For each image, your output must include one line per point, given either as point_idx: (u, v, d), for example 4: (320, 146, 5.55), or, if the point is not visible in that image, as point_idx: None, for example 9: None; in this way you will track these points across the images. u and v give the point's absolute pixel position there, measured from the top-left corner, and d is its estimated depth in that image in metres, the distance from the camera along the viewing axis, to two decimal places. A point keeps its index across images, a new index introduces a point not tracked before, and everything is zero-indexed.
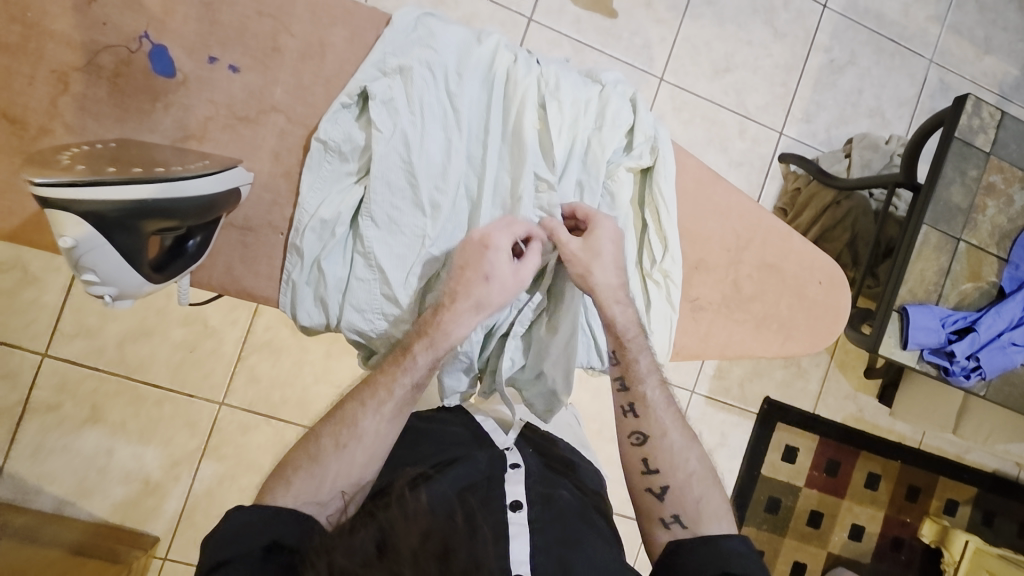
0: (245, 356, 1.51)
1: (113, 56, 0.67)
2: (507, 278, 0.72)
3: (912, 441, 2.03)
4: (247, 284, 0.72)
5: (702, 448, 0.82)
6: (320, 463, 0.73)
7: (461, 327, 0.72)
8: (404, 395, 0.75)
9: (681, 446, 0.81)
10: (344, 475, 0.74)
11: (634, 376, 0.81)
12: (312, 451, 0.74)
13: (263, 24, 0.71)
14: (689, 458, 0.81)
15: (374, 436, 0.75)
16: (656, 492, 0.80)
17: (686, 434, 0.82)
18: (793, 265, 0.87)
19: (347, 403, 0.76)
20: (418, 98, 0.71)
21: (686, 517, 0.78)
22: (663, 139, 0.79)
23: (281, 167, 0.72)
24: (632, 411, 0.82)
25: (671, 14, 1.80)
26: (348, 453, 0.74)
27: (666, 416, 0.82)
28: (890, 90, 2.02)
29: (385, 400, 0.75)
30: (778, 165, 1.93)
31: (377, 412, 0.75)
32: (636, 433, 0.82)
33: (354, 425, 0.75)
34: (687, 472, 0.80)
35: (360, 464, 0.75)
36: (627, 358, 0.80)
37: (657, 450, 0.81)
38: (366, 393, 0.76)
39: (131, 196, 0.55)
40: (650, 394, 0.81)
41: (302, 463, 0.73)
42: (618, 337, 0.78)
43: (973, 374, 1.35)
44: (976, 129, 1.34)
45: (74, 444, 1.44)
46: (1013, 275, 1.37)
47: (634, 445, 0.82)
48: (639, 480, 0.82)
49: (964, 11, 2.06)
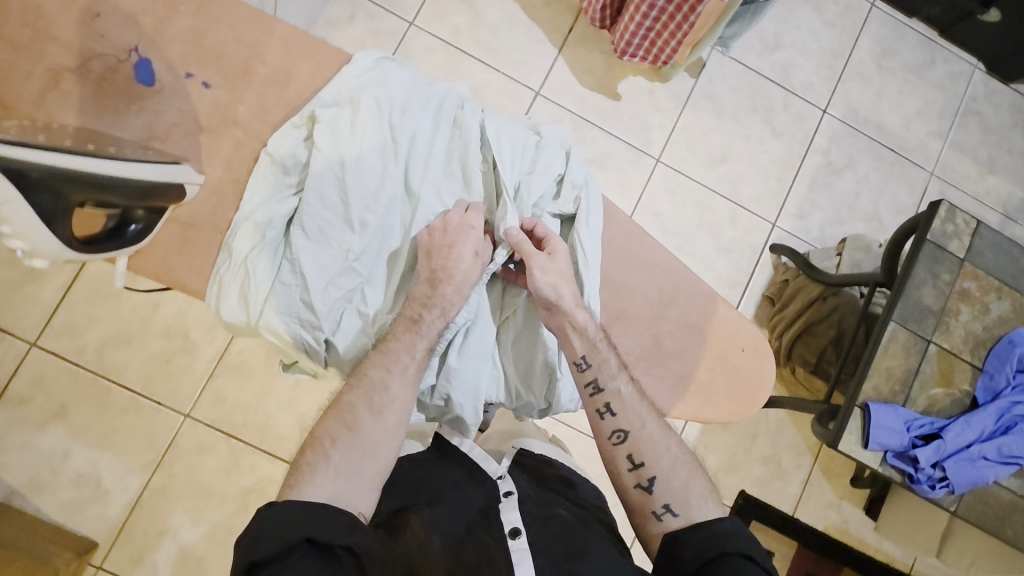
0: (217, 374, 1.56)
1: (103, 63, 0.77)
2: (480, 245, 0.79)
3: (902, 565, 1.86)
4: (180, 275, 0.78)
5: (680, 435, 0.81)
6: (358, 432, 0.74)
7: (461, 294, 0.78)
8: (424, 358, 0.77)
9: (661, 433, 0.80)
10: (385, 440, 0.74)
11: (607, 376, 0.80)
12: (348, 421, 0.74)
13: (239, 50, 0.80)
14: (670, 445, 0.79)
15: (407, 400, 0.76)
16: (644, 485, 0.78)
17: (662, 424, 0.81)
18: (717, 328, 0.88)
19: (367, 370, 0.77)
20: (361, 126, 0.77)
21: (678, 504, 0.76)
22: (592, 191, 0.84)
23: (231, 174, 0.79)
24: (609, 411, 0.80)
25: (671, 104, 1.92)
26: (385, 418, 0.75)
27: (642, 410, 0.81)
28: (888, 198, 2.05)
29: (409, 365, 0.77)
30: (769, 256, 1.96)
31: (403, 374, 0.76)
32: (615, 432, 0.80)
33: (386, 391, 0.76)
34: (672, 458, 0.79)
35: (395, 426, 0.75)
36: (599, 358, 0.80)
37: (638, 442, 0.79)
38: (385, 357, 0.77)
39: (62, 164, 0.58)
40: (621, 390, 0.80)
41: (341, 434, 0.73)
42: (591, 339, 0.79)
43: (940, 486, 1.27)
44: (950, 234, 1.35)
45: (35, 440, 1.49)
46: (987, 386, 1.32)
47: (614, 444, 0.80)
48: (626, 478, 0.79)
49: (967, 131, 2.12)
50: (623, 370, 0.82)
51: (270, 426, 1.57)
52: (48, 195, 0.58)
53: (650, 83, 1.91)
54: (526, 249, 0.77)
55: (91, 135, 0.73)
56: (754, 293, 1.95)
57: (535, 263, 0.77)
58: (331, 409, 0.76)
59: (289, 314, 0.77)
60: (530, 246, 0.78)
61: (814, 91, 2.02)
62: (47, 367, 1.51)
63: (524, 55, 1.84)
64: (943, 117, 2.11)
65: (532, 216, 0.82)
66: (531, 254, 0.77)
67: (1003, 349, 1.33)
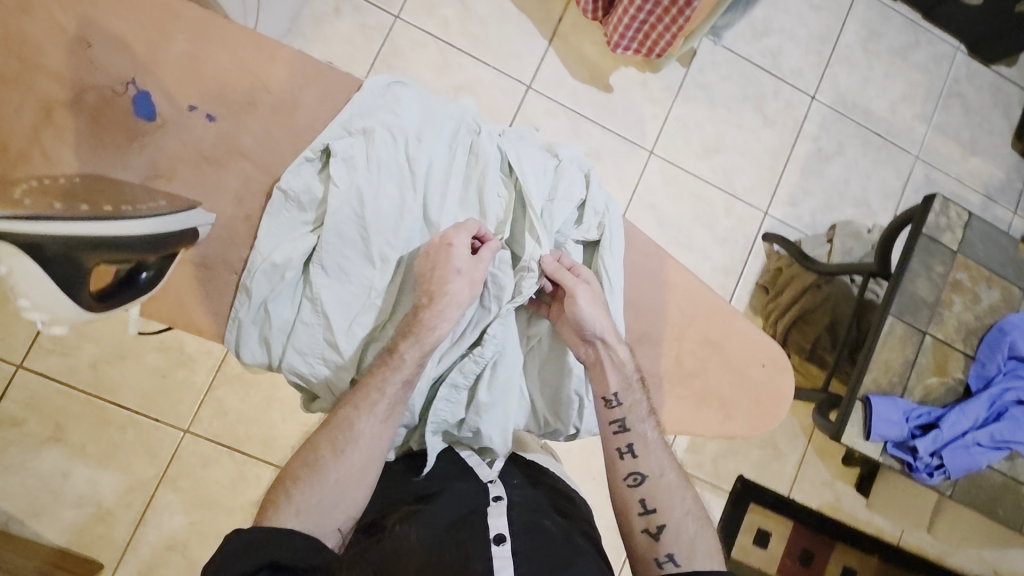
0: (215, 388, 1.54)
1: (98, 95, 0.71)
2: (468, 268, 0.75)
3: (890, 537, 1.94)
4: (195, 317, 0.75)
5: (697, 491, 0.82)
6: (319, 470, 0.75)
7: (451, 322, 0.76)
8: (395, 394, 0.76)
9: (678, 484, 0.81)
10: (346, 478, 0.76)
11: (635, 417, 0.82)
12: (310, 460, 0.76)
13: (242, 78, 0.75)
14: (686, 497, 0.81)
15: (371, 438, 0.77)
16: (652, 531, 0.79)
17: (680, 475, 0.82)
18: (735, 344, 0.89)
19: (341, 409, 0.77)
20: (377, 158, 0.75)
21: (682, 558, 0.76)
22: (614, 214, 0.84)
23: (243, 212, 0.75)
24: (629, 452, 0.82)
25: (665, 94, 1.90)
26: (347, 458, 0.76)
27: (662, 456, 0.82)
28: (876, 183, 2.08)
29: (378, 401, 0.76)
30: (763, 244, 1.97)
31: (370, 413, 0.76)
32: (632, 474, 0.81)
33: (351, 429, 0.77)
34: (683, 512, 0.80)
35: (359, 467, 0.77)
36: (631, 399, 0.81)
37: (654, 489, 0.80)
38: (360, 397, 0.76)
39: (81, 231, 0.55)
40: (648, 434, 0.82)
41: (302, 473, 0.75)
42: (626, 377, 0.81)
43: (937, 472, 1.33)
44: (943, 227, 1.35)
45: (32, 462, 1.45)
46: (978, 374, 1.36)
47: (630, 485, 0.81)
48: (634, 520, 0.80)
49: (949, 113, 2.14)
50: (650, 414, 0.83)
51: (273, 438, 1.55)
52: (66, 265, 0.54)
53: (642, 73, 1.88)
54: (568, 281, 0.78)
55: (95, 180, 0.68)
56: (748, 281, 1.96)
57: (581, 296, 0.78)
58: (300, 449, 0.78)
59: (315, 354, 0.76)
60: (569, 276, 0.79)
61: (803, 78, 2.01)
62: (40, 390, 1.46)
63: (515, 47, 1.80)
64: (928, 100, 2.13)
65: (556, 243, 0.82)
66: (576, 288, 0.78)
67: (993, 338, 1.36)
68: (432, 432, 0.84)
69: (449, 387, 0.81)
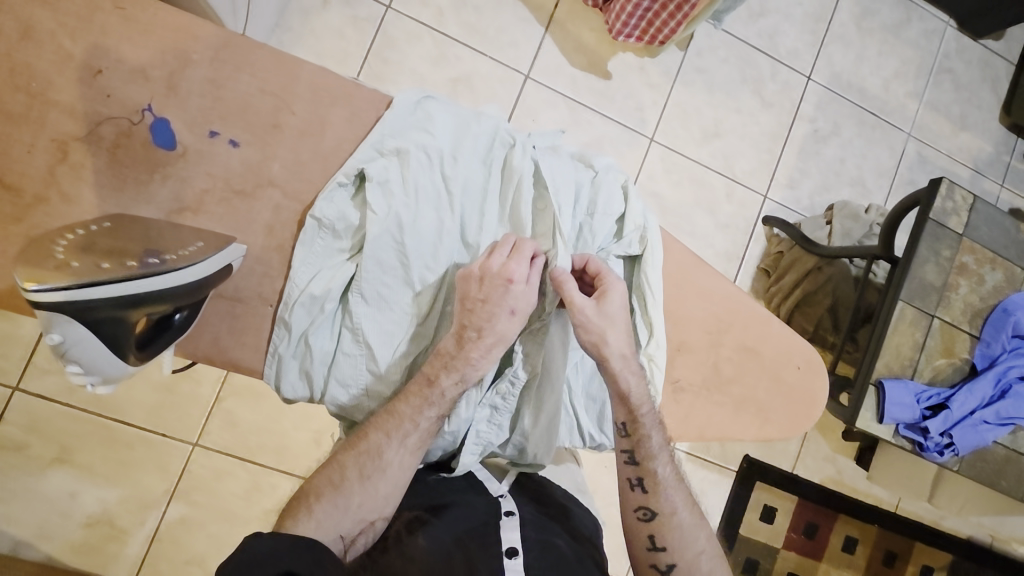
0: (224, 398, 1.36)
1: (114, 127, 0.73)
2: (523, 299, 0.76)
3: (889, 505, 1.83)
4: (233, 355, 0.77)
5: (709, 528, 0.85)
6: (345, 493, 0.74)
7: (490, 362, 0.77)
8: (429, 426, 0.78)
9: (691, 523, 0.83)
10: (372, 506, 0.75)
11: (645, 452, 0.84)
12: (335, 480, 0.75)
13: (265, 101, 0.78)
14: (698, 537, 0.83)
15: (399, 469, 0.77)
16: (661, 568, 0.82)
17: (694, 513, 0.84)
18: (770, 348, 0.95)
19: (370, 432, 0.77)
20: (413, 181, 0.77)
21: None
22: (651, 227, 0.87)
23: (274, 241, 0.78)
24: (640, 486, 0.84)
25: (663, 80, 1.68)
26: (373, 486, 0.75)
27: (675, 494, 0.84)
28: (871, 161, 1.85)
29: (409, 433, 0.77)
30: (763, 228, 1.77)
31: (401, 445, 0.76)
32: (642, 509, 0.84)
33: (380, 458, 0.76)
34: (696, 551, 0.82)
35: (383, 496, 0.76)
36: (639, 432, 0.83)
37: (664, 527, 0.82)
38: (389, 424, 0.76)
39: (121, 291, 0.55)
40: (661, 470, 0.84)
41: (326, 492, 0.74)
42: (632, 409, 0.82)
43: (947, 451, 1.38)
44: (949, 211, 1.37)
45: (37, 485, 1.26)
46: (985, 353, 1.40)
47: (641, 520, 0.83)
48: (644, 555, 0.83)
49: (941, 90, 1.91)
50: (664, 449, 0.85)
51: (288, 447, 1.38)
52: (109, 326, 0.57)
53: (640, 59, 1.66)
54: (571, 290, 0.76)
55: (117, 217, 0.68)
56: (749, 266, 1.76)
57: (578, 306, 0.77)
58: (323, 466, 0.77)
59: (357, 383, 0.77)
60: (573, 288, 0.77)
61: (799, 57, 1.79)
62: (42, 409, 1.28)
63: (512, 35, 1.58)
64: (920, 76, 1.89)
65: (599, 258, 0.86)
66: (576, 299, 0.77)
67: (999, 318, 1.39)
68: (476, 455, 0.85)
69: (489, 409, 0.85)
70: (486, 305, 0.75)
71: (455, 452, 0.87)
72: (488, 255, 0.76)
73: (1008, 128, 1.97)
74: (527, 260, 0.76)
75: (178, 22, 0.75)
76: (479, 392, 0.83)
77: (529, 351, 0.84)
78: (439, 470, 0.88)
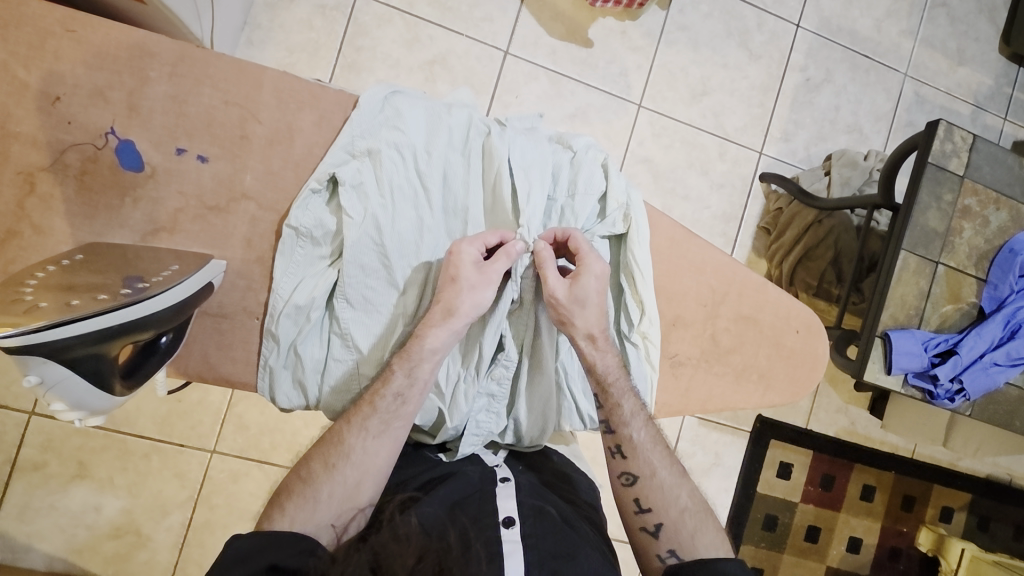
0: (234, 404, 1.37)
1: (80, 154, 0.74)
2: (472, 277, 0.77)
3: (905, 450, 1.83)
4: (224, 370, 0.80)
5: (692, 485, 0.84)
6: (313, 485, 0.75)
7: (437, 330, 0.77)
8: (389, 407, 0.77)
9: (671, 482, 0.83)
10: (340, 494, 0.75)
11: (618, 420, 0.85)
12: (304, 475, 0.76)
13: (230, 112, 0.78)
14: (680, 494, 0.82)
15: (363, 453, 0.76)
16: (651, 530, 0.81)
17: (674, 472, 0.84)
18: (769, 315, 0.95)
19: (338, 423, 0.78)
20: (387, 181, 0.78)
21: (683, 551, 0.79)
22: (635, 204, 0.87)
23: (253, 253, 0.80)
24: (620, 453, 0.85)
25: (646, 41, 1.62)
26: (339, 473, 0.75)
27: (653, 455, 0.84)
28: (867, 105, 1.79)
29: (369, 416, 0.77)
30: (760, 184, 1.72)
31: (362, 429, 0.76)
32: (625, 474, 0.84)
33: (342, 444, 0.76)
34: (679, 509, 0.81)
35: (352, 483, 0.75)
36: (610, 402, 0.84)
37: (647, 489, 0.83)
38: (356, 413, 0.77)
39: (104, 324, 0.57)
40: (636, 435, 0.84)
41: (296, 488, 0.75)
42: (600, 381, 0.84)
43: (957, 397, 1.36)
44: (949, 153, 1.32)
45: (61, 502, 1.29)
46: (992, 296, 1.37)
47: (624, 485, 0.84)
48: (633, 520, 0.83)
49: (936, 25, 1.82)
50: (638, 415, 0.85)
51: (300, 444, 1.38)
52: (93, 361, 0.58)
53: (621, 22, 1.60)
54: (547, 267, 0.79)
55: (91, 247, 0.73)
56: (749, 226, 1.72)
57: (551, 287, 0.79)
58: (293, 469, 0.78)
59: (350, 388, 0.80)
60: (552, 263, 0.80)
61: (786, 4, 1.71)
62: (56, 428, 1.30)
63: (486, 9, 1.52)
64: (913, 13, 1.80)
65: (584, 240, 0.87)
66: (550, 278, 0.79)
67: (1005, 259, 1.37)
68: (475, 443, 0.86)
69: (487, 398, 0.87)
70: (454, 282, 0.77)
71: (455, 438, 0.88)
72: (467, 240, 0.78)
73: (1010, 57, 1.89)
74: (478, 245, 0.79)
75: (131, 41, 0.74)
76: (474, 383, 0.85)
77: (519, 334, 0.86)
78: (439, 450, 0.89)
